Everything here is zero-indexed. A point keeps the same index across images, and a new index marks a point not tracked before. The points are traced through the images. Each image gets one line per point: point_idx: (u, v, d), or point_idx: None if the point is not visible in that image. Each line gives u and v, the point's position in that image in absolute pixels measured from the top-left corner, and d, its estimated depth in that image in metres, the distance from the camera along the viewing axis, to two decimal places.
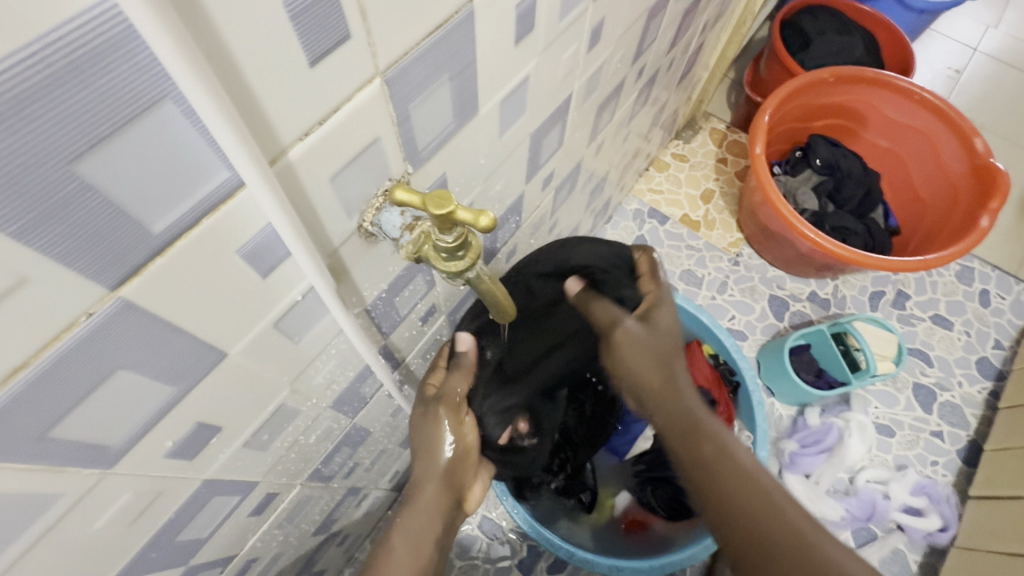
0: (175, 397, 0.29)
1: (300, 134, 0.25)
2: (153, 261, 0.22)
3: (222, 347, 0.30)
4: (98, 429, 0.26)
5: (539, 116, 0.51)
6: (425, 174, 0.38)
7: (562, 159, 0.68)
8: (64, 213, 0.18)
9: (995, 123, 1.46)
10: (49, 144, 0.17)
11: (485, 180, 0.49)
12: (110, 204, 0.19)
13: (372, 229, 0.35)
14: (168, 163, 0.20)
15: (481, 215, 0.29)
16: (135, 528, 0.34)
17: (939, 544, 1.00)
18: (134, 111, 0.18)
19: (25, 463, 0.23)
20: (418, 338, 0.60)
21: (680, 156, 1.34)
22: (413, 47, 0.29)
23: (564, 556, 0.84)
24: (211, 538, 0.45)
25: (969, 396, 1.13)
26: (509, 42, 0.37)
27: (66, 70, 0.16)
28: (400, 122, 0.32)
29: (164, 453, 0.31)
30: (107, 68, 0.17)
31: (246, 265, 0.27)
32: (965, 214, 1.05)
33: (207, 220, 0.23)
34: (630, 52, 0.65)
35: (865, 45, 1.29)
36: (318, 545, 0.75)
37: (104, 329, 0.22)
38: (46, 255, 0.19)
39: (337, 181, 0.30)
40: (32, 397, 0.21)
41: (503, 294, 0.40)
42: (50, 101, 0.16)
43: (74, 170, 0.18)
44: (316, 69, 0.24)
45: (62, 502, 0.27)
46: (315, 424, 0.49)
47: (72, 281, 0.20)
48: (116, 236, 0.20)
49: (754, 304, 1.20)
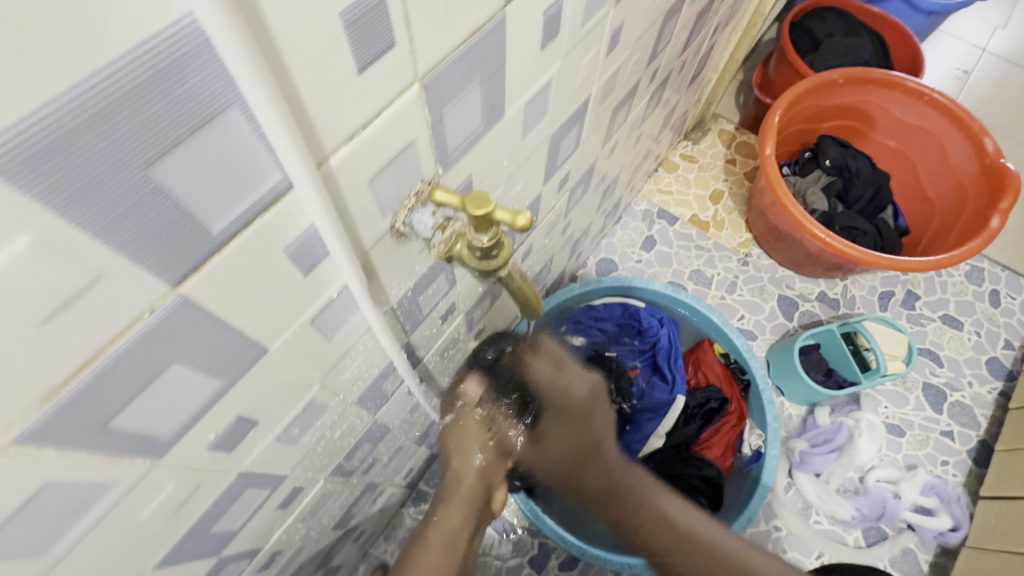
0: (219, 391, 0.30)
1: (343, 139, 0.26)
2: (211, 258, 0.23)
3: (264, 343, 0.31)
4: (151, 421, 0.27)
5: (558, 118, 0.52)
6: (453, 175, 0.39)
7: (577, 160, 0.69)
8: (138, 214, 0.19)
9: (1005, 123, 1.46)
10: (129, 149, 0.18)
11: (506, 181, 0.50)
12: (177, 205, 0.20)
13: (404, 229, 0.36)
14: (228, 166, 0.21)
15: (519, 215, 0.30)
16: (176, 518, 0.35)
17: (950, 544, 1.00)
18: (203, 117, 0.19)
19: (86, 453, 0.24)
20: (437, 337, 0.61)
21: (689, 156, 1.35)
22: (449, 54, 0.30)
23: (577, 553, 0.85)
24: (241, 531, 0.46)
25: (979, 396, 1.13)
26: (535, 46, 0.38)
27: (148, 79, 0.17)
28: (433, 125, 0.33)
29: (206, 446, 0.33)
30: (183, 78, 0.18)
31: (291, 262, 0.28)
32: (975, 214, 1.05)
33: (259, 219, 0.24)
34: (645, 55, 0.66)
35: (874, 46, 1.29)
36: (336, 540, 0.76)
37: (164, 324, 0.23)
38: (119, 253, 0.20)
39: (374, 183, 0.31)
40: (97, 390, 0.22)
41: (532, 292, 0.41)
42: (132, 110, 0.17)
43: (148, 174, 0.19)
44: (362, 75, 0.25)
45: (115, 491, 0.28)
46: (340, 420, 0.50)
47: (140, 278, 0.21)
48: (180, 236, 0.21)
49: (763, 304, 1.21)
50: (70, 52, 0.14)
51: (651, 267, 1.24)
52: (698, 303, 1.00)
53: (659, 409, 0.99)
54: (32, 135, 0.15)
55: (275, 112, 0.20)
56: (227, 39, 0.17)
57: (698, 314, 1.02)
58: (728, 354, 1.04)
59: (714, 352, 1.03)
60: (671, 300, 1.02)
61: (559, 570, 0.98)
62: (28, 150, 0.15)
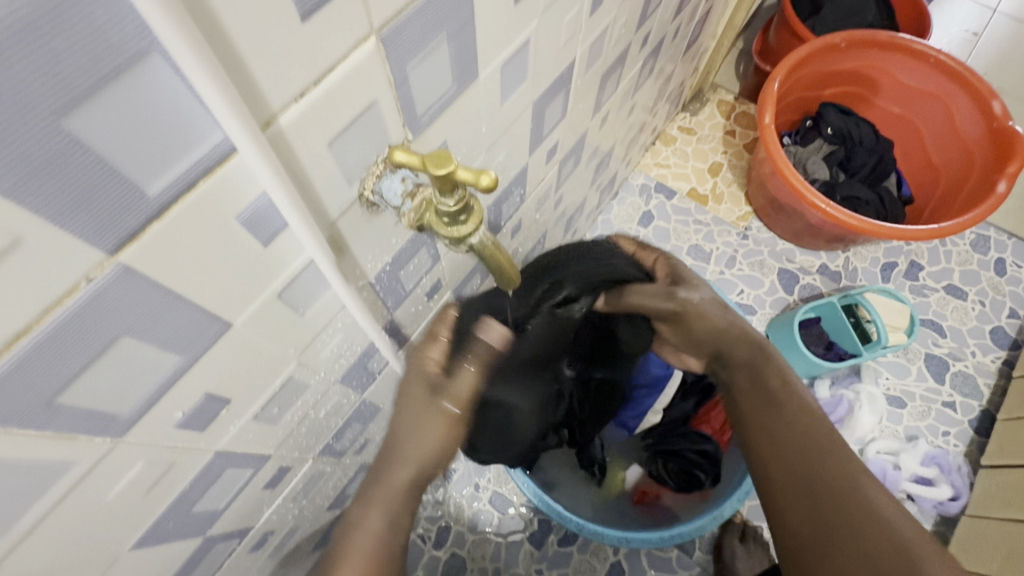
0: (180, 369, 0.29)
1: (294, 96, 0.25)
2: (151, 224, 0.22)
3: (226, 317, 0.30)
4: (106, 398, 0.26)
5: (540, 84, 0.50)
6: (425, 142, 0.37)
7: (566, 130, 0.67)
8: (55, 171, 0.18)
9: (1014, 86, 1.42)
10: (35, 97, 0.16)
11: (487, 150, 0.48)
12: (102, 162, 0.19)
13: (373, 198, 0.35)
14: (157, 120, 0.20)
15: (482, 174, 0.28)
16: (150, 498, 0.35)
17: (950, 513, 1.00)
18: (120, 64, 0.17)
19: (36, 431, 0.24)
20: (425, 314, 0.60)
21: (687, 129, 1.32)
22: (408, 4, 0.28)
23: (575, 528, 0.85)
24: (225, 512, 0.46)
25: (983, 365, 1.11)
26: (508, 1, 0.36)
27: (44, 16, 0.15)
28: (398, 85, 0.31)
29: (174, 424, 0.32)
30: (87, 17, 0.16)
31: (246, 232, 0.27)
32: (983, 178, 1.02)
33: (203, 182, 0.23)
34: (634, 17, 0.63)
35: (878, 7, 1.24)
36: (332, 520, 0.77)
37: (106, 295, 0.22)
38: (38, 216, 0.18)
39: (335, 146, 0.29)
40: (35, 364, 0.21)
41: (508, 261, 0.40)
42: (32, 51, 0.15)
43: (61, 127, 0.17)
44: (307, 24, 0.23)
45: (75, 471, 0.27)
46: (325, 399, 0.49)
47: (70, 244, 0.20)
48: (108, 198, 0.20)
49: (763, 278, 1.19)
50: None
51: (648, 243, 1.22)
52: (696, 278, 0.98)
53: (658, 385, 0.98)
54: None
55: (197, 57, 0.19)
56: None
57: None
58: None
59: None
60: None
61: (558, 546, 0.99)
62: None
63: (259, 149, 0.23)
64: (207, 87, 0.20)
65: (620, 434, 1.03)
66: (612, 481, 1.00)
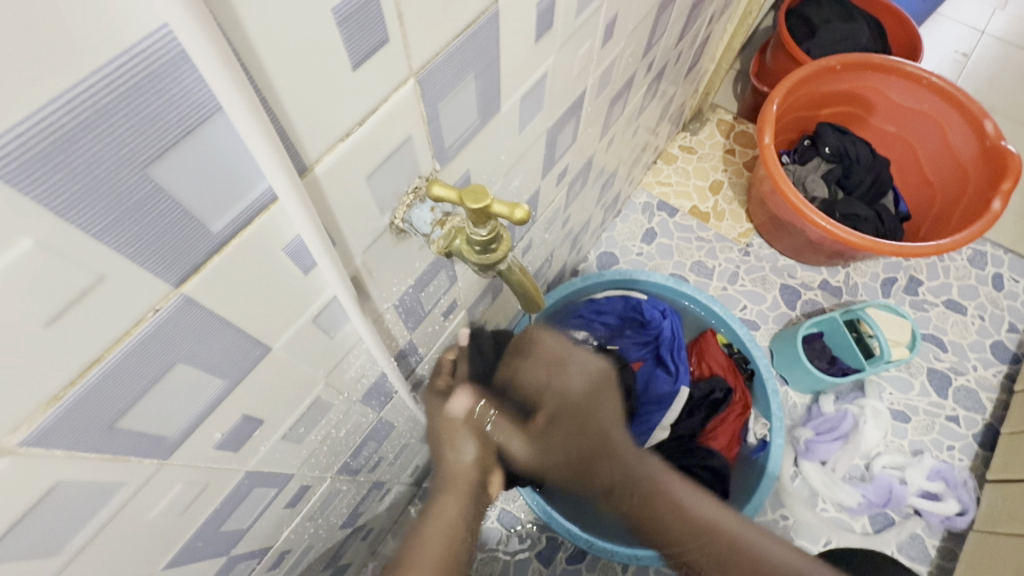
0: (223, 392, 0.30)
1: (340, 137, 0.27)
2: (211, 258, 0.23)
3: (266, 341, 0.31)
4: (158, 421, 0.27)
5: (554, 112, 0.52)
6: (451, 171, 0.39)
7: (575, 154, 0.69)
8: (138, 214, 0.20)
9: (1005, 105, 1.45)
10: (128, 150, 0.18)
11: (504, 176, 0.50)
12: (177, 205, 0.20)
13: (403, 226, 0.36)
14: (226, 165, 0.21)
15: (516, 208, 0.30)
16: (185, 518, 0.35)
17: (958, 528, 1.00)
18: (199, 116, 0.19)
19: (94, 454, 0.25)
20: (440, 334, 0.61)
21: (688, 148, 1.35)
22: (443, 48, 0.29)
23: (584, 545, 0.85)
24: (249, 531, 0.46)
25: (985, 380, 1.13)
26: (529, 39, 0.38)
27: (143, 79, 0.17)
28: (430, 121, 0.33)
29: (213, 445, 0.33)
30: (178, 77, 0.18)
31: (290, 262, 0.28)
32: (978, 196, 1.04)
33: (259, 218, 0.24)
34: (640, 46, 0.66)
35: (871, 31, 1.28)
36: (344, 538, 0.77)
37: (166, 325, 0.24)
38: (121, 254, 0.20)
39: (372, 179, 0.31)
40: (101, 390, 0.23)
41: (532, 285, 0.41)
42: (131, 109, 0.17)
43: (147, 174, 0.19)
44: (357, 72, 0.25)
45: (123, 492, 0.28)
46: (346, 418, 0.50)
47: (143, 278, 0.21)
48: (179, 237, 0.21)
49: (765, 294, 1.21)
50: (45, 69, 0.14)
51: (652, 260, 1.24)
52: (700, 294, 1.00)
53: (665, 401, 0.98)
54: (33, 137, 0.15)
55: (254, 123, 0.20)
56: (201, 52, 0.17)
57: (700, 305, 1.02)
58: (732, 344, 1.04)
59: (718, 342, 1.04)
60: (672, 292, 1.02)
61: (567, 563, 0.99)
62: (32, 151, 0.15)
63: (300, 199, 0.24)
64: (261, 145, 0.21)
65: None
66: None
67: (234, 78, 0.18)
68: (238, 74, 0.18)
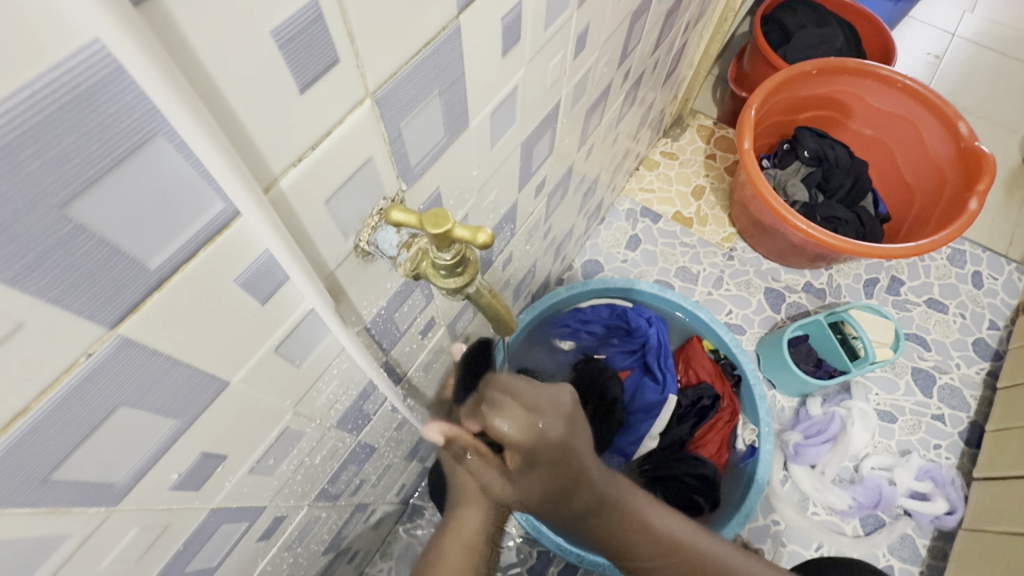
0: (177, 431, 0.29)
1: (292, 161, 0.25)
2: (150, 296, 0.22)
3: (224, 376, 0.30)
4: (100, 468, 0.25)
5: (528, 125, 0.51)
6: (418, 191, 0.38)
7: (553, 165, 0.68)
8: (58, 256, 0.18)
9: (977, 106, 1.48)
10: (43, 189, 0.16)
11: (478, 191, 0.49)
12: (104, 242, 0.19)
13: (369, 248, 0.35)
14: (160, 198, 0.20)
15: (479, 231, 0.29)
16: (143, 562, 0.34)
17: (947, 527, 1.00)
18: (127, 147, 0.18)
19: (28, 508, 0.23)
20: (419, 352, 0.60)
21: (669, 153, 1.35)
22: (401, 67, 0.28)
23: (574, 560, 0.84)
24: (219, 566, 0.45)
25: (968, 377, 1.13)
26: (495, 54, 0.37)
27: (53, 115, 0.15)
28: (392, 141, 0.31)
29: (169, 486, 0.31)
30: (94, 110, 0.16)
31: (245, 293, 0.27)
32: (954, 196, 1.05)
33: (203, 251, 0.23)
34: (615, 55, 0.65)
35: (845, 36, 1.30)
36: (328, 562, 0.75)
37: (105, 368, 0.22)
38: (41, 299, 0.18)
39: (332, 203, 0.30)
40: (34, 441, 0.21)
41: (504, 307, 0.40)
42: (41, 146, 0.16)
43: (67, 212, 0.17)
44: (306, 94, 0.23)
45: (68, 543, 0.27)
46: (321, 444, 0.49)
47: (70, 322, 0.20)
48: (110, 275, 0.20)
49: (751, 298, 1.21)
50: None
51: (637, 267, 1.23)
52: (685, 300, 0.99)
53: (652, 411, 0.98)
54: None
55: (207, 135, 0.19)
56: (143, 65, 0.16)
57: (685, 311, 1.01)
58: (718, 350, 1.03)
59: (705, 347, 1.03)
60: (658, 299, 1.02)
61: None
62: None
63: (264, 211, 0.23)
64: (214, 159, 0.20)
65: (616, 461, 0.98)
66: None
67: (183, 96, 0.18)
68: (186, 92, 0.18)
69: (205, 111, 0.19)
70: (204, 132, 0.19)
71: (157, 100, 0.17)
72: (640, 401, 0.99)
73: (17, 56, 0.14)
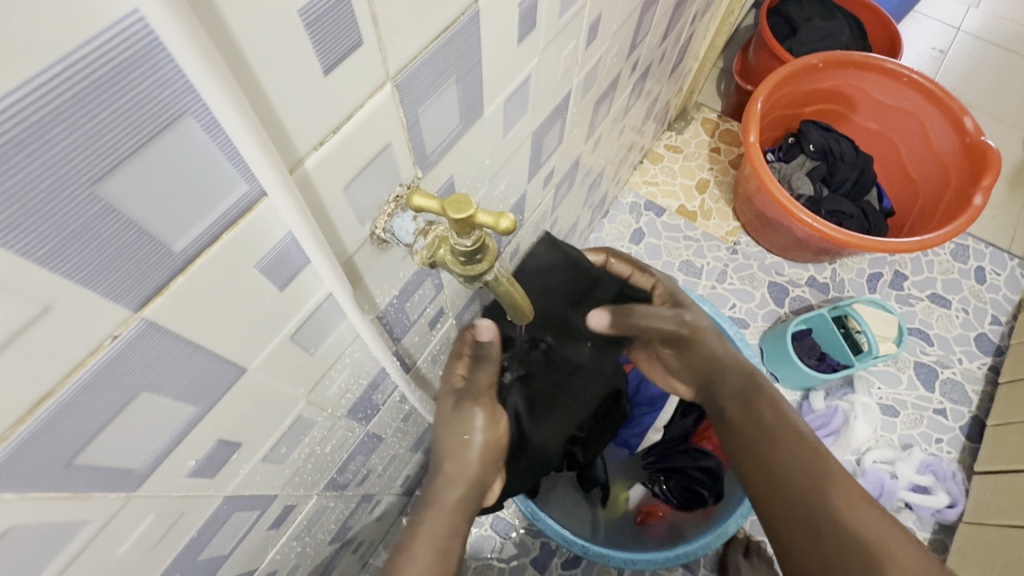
0: (196, 417, 0.29)
1: (315, 144, 0.25)
2: (176, 278, 0.22)
3: (241, 362, 0.30)
4: (120, 454, 0.25)
5: (540, 114, 0.51)
6: (433, 178, 0.38)
7: (561, 156, 0.68)
8: (87, 235, 0.18)
9: (981, 101, 1.48)
10: (74, 166, 0.16)
11: (489, 181, 0.49)
12: (132, 223, 0.19)
13: (385, 236, 0.35)
14: (188, 179, 0.20)
15: (501, 217, 0.29)
16: (159, 549, 0.34)
17: (948, 520, 1.01)
18: (158, 125, 0.18)
19: (50, 493, 0.23)
20: (427, 343, 0.60)
21: (674, 147, 1.34)
22: (421, 51, 0.28)
23: (579, 551, 0.84)
24: (230, 555, 0.45)
25: (970, 372, 1.14)
26: (512, 40, 0.37)
27: (86, 90, 0.15)
28: (410, 127, 0.31)
29: (186, 473, 0.31)
30: (127, 85, 0.16)
31: (265, 278, 0.27)
32: (959, 191, 1.05)
33: (226, 235, 0.23)
34: (625, 46, 0.65)
35: (851, 29, 1.29)
36: (334, 552, 0.75)
37: (127, 352, 0.22)
38: (69, 280, 0.18)
39: (351, 188, 0.29)
40: (59, 425, 0.21)
41: (521, 296, 0.40)
42: (72, 123, 0.15)
43: (96, 191, 0.17)
44: (330, 77, 0.23)
45: (88, 529, 0.27)
46: (331, 434, 0.49)
47: (96, 305, 0.19)
48: (137, 256, 0.20)
49: (754, 292, 1.21)
50: None
51: (640, 260, 1.23)
52: (690, 294, 0.99)
53: (656, 403, 0.99)
54: None
55: (235, 113, 0.19)
56: (178, 39, 0.16)
57: None
58: None
59: None
60: None
61: (562, 569, 0.97)
62: None
63: (289, 193, 0.23)
64: (243, 137, 0.20)
65: (621, 453, 1.02)
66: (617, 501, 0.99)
67: (215, 72, 0.17)
68: (218, 65, 0.17)
69: (236, 90, 0.19)
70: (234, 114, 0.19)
71: (189, 77, 0.17)
72: (645, 394, 0.98)
73: (53, 30, 0.14)
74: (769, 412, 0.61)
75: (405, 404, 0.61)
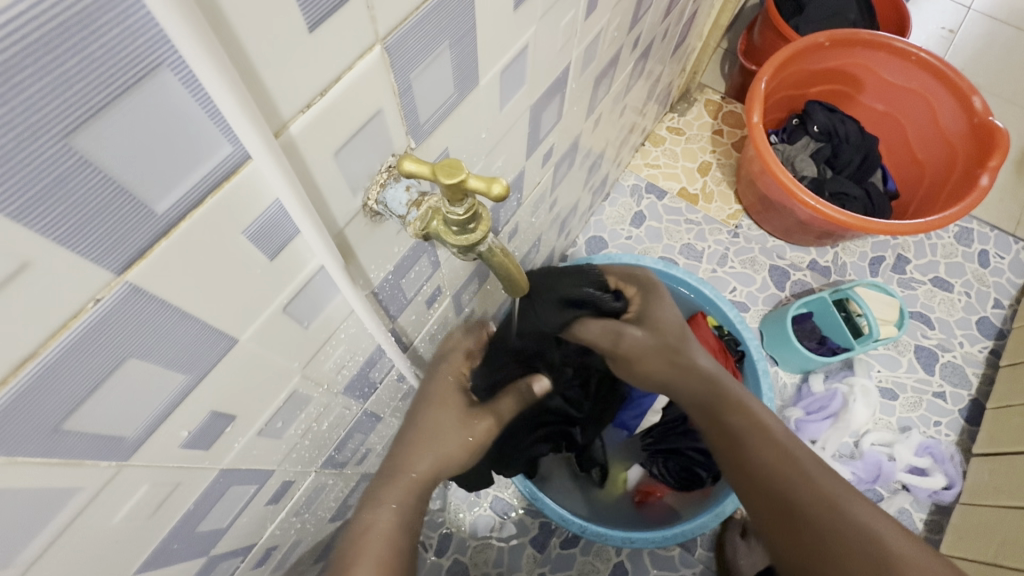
0: (187, 388, 0.28)
1: (302, 107, 0.24)
2: (159, 242, 0.21)
3: (232, 333, 0.29)
4: (111, 421, 0.25)
5: (537, 89, 0.50)
6: (427, 149, 0.37)
7: (560, 134, 0.67)
8: (61, 191, 0.17)
9: (990, 82, 1.45)
10: (44, 116, 0.16)
11: (486, 156, 0.48)
12: (110, 180, 0.18)
13: (377, 208, 0.34)
14: (168, 135, 0.19)
15: (494, 182, 0.28)
16: (154, 520, 0.34)
17: (944, 502, 1.01)
18: (133, 76, 0.17)
19: (40, 459, 0.23)
20: (425, 322, 0.59)
21: (676, 129, 1.33)
22: (411, 13, 0.27)
23: (577, 530, 0.85)
24: (228, 530, 0.45)
25: (971, 355, 1.13)
26: (508, 7, 0.36)
27: (52, 33, 0.15)
28: (402, 93, 0.30)
29: (180, 444, 0.31)
30: (97, 31, 0.15)
31: (254, 246, 0.26)
32: (965, 173, 1.04)
33: (211, 198, 0.22)
34: (625, 20, 0.63)
35: (859, 6, 1.26)
36: (334, 531, 0.76)
37: (113, 315, 0.22)
38: (44, 237, 0.18)
39: (341, 155, 0.29)
40: (44, 388, 0.21)
41: (516, 268, 0.40)
42: (38, 69, 0.15)
43: (69, 143, 0.17)
44: (315, 34, 0.22)
45: (80, 497, 0.27)
46: (327, 411, 0.49)
47: (75, 266, 0.19)
48: (116, 216, 0.19)
49: (755, 275, 1.20)
50: None
51: (641, 243, 1.22)
52: (690, 276, 0.98)
53: None
54: None
55: (214, 66, 0.18)
56: None
57: (689, 287, 1.01)
58: (722, 326, 1.02)
59: (709, 324, 1.01)
60: (662, 275, 1.01)
61: (561, 548, 0.98)
62: None
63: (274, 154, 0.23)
64: (223, 92, 0.19)
65: (620, 435, 1.02)
66: (615, 483, 0.99)
67: (189, 18, 0.17)
68: (193, 13, 0.17)
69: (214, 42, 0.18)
70: (213, 67, 0.18)
71: (164, 25, 0.17)
72: None
73: None
74: (737, 415, 0.55)
75: (405, 382, 0.61)
